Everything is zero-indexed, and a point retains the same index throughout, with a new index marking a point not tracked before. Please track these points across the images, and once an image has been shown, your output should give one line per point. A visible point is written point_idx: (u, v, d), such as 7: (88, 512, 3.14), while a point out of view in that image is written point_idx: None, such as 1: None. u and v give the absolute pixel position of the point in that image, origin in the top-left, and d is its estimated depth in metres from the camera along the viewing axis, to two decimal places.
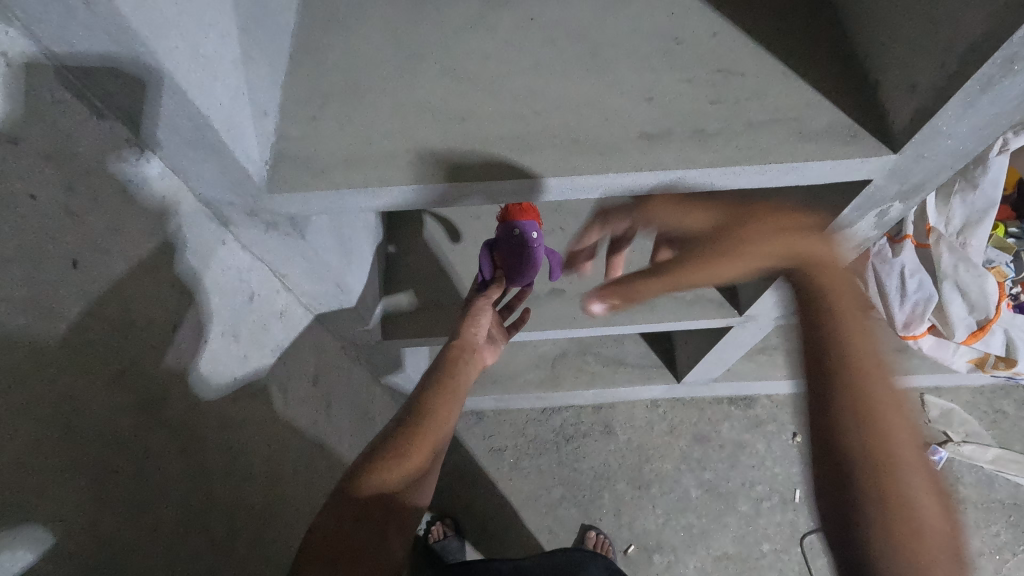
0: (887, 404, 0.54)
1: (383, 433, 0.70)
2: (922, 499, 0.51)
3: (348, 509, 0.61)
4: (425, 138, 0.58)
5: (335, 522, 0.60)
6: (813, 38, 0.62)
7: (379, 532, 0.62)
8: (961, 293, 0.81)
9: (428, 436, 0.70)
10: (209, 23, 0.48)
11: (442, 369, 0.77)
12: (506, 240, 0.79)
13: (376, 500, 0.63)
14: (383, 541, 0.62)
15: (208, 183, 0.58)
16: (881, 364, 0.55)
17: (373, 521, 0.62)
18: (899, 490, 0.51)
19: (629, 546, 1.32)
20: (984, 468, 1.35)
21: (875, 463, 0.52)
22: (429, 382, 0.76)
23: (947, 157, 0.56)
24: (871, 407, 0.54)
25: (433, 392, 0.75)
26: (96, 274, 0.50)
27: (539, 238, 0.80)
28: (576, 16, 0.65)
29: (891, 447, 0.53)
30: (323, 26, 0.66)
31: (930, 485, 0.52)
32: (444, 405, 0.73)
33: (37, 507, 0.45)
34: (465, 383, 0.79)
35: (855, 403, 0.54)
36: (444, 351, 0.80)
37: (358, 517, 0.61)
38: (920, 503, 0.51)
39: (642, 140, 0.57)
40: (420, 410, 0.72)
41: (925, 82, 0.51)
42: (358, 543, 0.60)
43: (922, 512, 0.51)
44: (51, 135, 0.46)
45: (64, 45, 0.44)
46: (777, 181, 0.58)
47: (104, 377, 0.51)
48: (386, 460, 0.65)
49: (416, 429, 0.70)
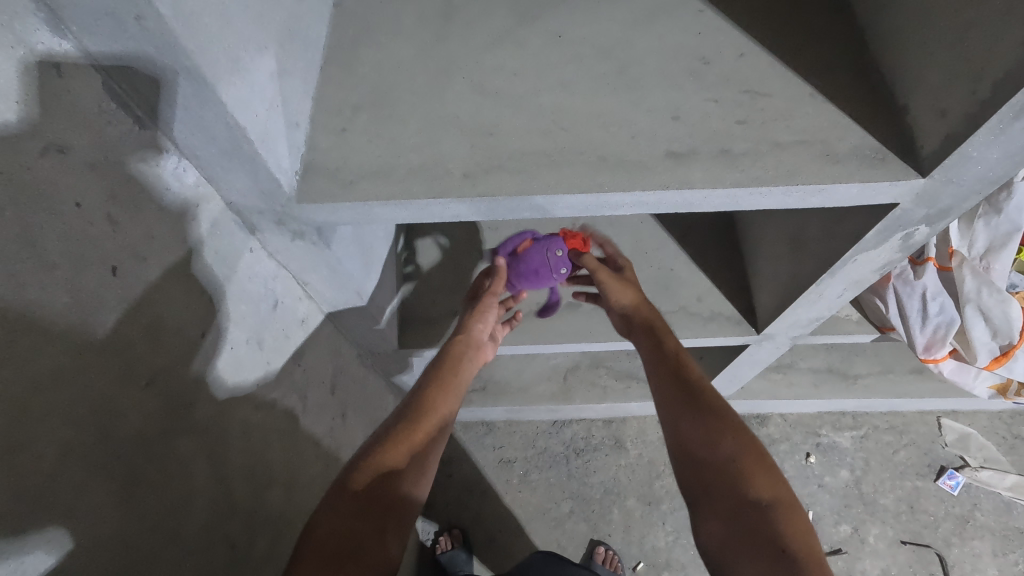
0: (726, 417, 0.64)
1: (381, 431, 0.68)
2: (756, 478, 0.59)
3: (347, 503, 0.58)
4: (452, 152, 0.59)
5: (335, 517, 0.57)
6: (840, 60, 0.62)
7: (379, 529, 0.58)
8: (984, 318, 0.80)
9: (425, 430, 0.68)
10: (248, 36, 0.49)
11: (443, 367, 0.77)
12: (546, 246, 0.78)
13: (378, 493, 0.60)
14: (382, 542, 0.57)
15: (240, 192, 0.60)
16: (711, 388, 0.67)
17: (375, 518, 0.58)
18: (733, 473, 0.59)
19: (638, 563, 1.31)
20: (1002, 494, 1.33)
21: (723, 455, 0.61)
22: (429, 380, 0.75)
23: (976, 182, 0.56)
24: (718, 415, 0.64)
25: (434, 392, 0.73)
26: (132, 280, 0.51)
27: (563, 275, 0.80)
28: (603, 33, 0.66)
29: (721, 441, 0.62)
30: (354, 39, 0.67)
31: (763, 465, 0.60)
32: (441, 405, 0.72)
33: (72, 509, 0.46)
34: (464, 384, 0.78)
35: (680, 420, 0.65)
36: (450, 348, 0.79)
37: (358, 512, 0.58)
38: (755, 481, 0.58)
39: (668, 158, 0.57)
40: (422, 408, 0.70)
41: (955, 108, 0.51)
42: (360, 539, 0.56)
43: (759, 490, 0.58)
44: (96, 143, 0.47)
45: (113, 54, 0.45)
46: (803, 203, 0.59)
47: (135, 383, 0.51)
48: (384, 453, 0.64)
49: (415, 427, 0.68)
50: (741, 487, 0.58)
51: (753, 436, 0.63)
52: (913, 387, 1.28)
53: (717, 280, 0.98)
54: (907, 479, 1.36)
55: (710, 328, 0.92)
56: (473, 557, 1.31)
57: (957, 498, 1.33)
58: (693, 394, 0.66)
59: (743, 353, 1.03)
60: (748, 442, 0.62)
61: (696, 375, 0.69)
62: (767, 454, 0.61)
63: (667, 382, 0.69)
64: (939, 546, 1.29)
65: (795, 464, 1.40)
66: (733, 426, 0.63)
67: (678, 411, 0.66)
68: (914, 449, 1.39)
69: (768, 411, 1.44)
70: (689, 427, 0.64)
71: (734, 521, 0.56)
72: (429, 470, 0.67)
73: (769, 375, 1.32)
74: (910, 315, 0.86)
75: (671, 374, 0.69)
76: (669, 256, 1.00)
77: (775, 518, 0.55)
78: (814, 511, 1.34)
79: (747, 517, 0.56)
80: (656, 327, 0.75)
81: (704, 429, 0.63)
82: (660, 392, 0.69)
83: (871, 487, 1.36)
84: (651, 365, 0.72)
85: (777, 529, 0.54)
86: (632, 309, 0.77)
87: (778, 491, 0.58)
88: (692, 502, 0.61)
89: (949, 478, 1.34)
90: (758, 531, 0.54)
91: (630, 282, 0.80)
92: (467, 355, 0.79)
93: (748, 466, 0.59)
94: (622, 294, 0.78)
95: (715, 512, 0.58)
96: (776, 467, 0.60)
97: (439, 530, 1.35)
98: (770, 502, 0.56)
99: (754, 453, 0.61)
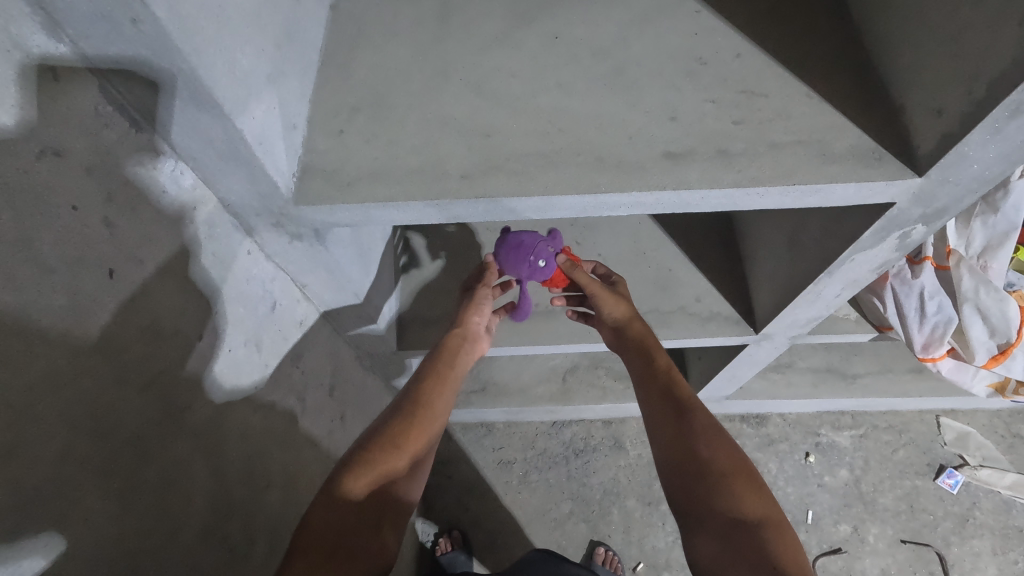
0: (717, 436, 0.64)
1: (378, 420, 0.68)
2: (746, 497, 0.59)
3: (345, 507, 0.57)
4: (449, 153, 0.59)
5: (330, 512, 0.57)
6: (837, 60, 0.62)
7: (375, 524, 0.58)
8: (981, 316, 0.80)
9: (424, 429, 0.67)
10: (244, 39, 0.49)
11: (440, 359, 0.76)
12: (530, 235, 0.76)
13: (373, 485, 0.60)
14: (379, 536, 0.58)
15: (238, 195, 0.59)
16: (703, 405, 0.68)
17: (370, 512, 0.59)
18: (724, 491, 0.59)
19: (638, 563, 1.31)
20: (1001, 493, 1.33)
21: (715, 472, 0.61)
22: (426, 370, 0.75)
23: (972, 182, 0.56)
24: (708, 433, 0.64)
25: (431, 379, 0.73)
26: (129, 283, 0.51)
27: (541, 268, 0.75)
28: (600, 34, 0.66)
29: (712, 460, 0.62)
30: (351, 41, 0.67)
31: (753, 484, 0.60)
32: (438, 393, 0.72)
33: (68, 513, 0.45)
34: (461, 374, 0.78)
35: (673, 434, 0.65)
36: (447, 340, 0.79)
37: (354, 505, 0.58)
38: (745, 500, 0.58)
39: (665, 159, 0.57)
40: (419, 396, 0.70)
41: (952, 107, 0.51)
42: (355, 532, 0.56)
43: (750, 508, 0.58)
44: (93, 147, 0.47)
45: (109, 58, 0.45)
46: (800, 203, 0.59)
47: (132, 386, 0.51)
48: (381, 451, 0.63)
49: (412, 415, 0.67)
50: (731, 506, 0.58)
51: (744, 456, 0.63)
52: (912, 387, 1.28)
53: (715, 280, 0.98)
54: (907, 478, 1.36)
55: (709, 328, 0.92)
56: (473, 558, 1.31)
57: (957, 496, 1.33)
58: (684, 413, 0.67)
59: (742, 353, 1.03)
60: (738, 461, 0.62)
61: (688, 392, 0.69)
62: (758, 474, 0.61)
63: (658, 399, 0.69)
64: (939, 545, 1.29)
65: (795, 463, 1.40)
66: (724, 445, 0.63)
67: (670, 428, 0.66)
68: (913, 448, 1.39)
69: (767, 411, 1.44)
70: (681, 443, 0.64)
71: (726, 539, 0.56)
72: (423, 468, 0.67)
73: (768, 375, 1.32)
74: (908, 314, 0.85)
75: (661, 392, 0.70)
76: (667, 257, 1.00)
77: (766, 536, 0.55)
78: (814, 511, 1.34)
79: (738, 535, 0.56)
80: (648, 343, 0.76)
81: (694, 448, 0.63)
82: (651, 408, 0.69)
83: (871, 486, 1.36)
84: (641, 383, 0.72)
85: (768, 547, 0.54)
86: (624, 322, 0.78)
87: (768, 510, 0.58)
88: (684, 519, 0.61)
89: (949, 477, 1.34)
90: (750, 548, 0.54)
91: (623, 296, 0.80)
92: (464, 348, 0.79)
93: (739, 485, 0.60)
94: (614, 306, 0.78)
95: (708, 527, 0.58)
96: (767, 486, 0.60)
97: (439, 532, 1.35)
98: (760, 521, 0.56)
99: (744, 473, 0.61)
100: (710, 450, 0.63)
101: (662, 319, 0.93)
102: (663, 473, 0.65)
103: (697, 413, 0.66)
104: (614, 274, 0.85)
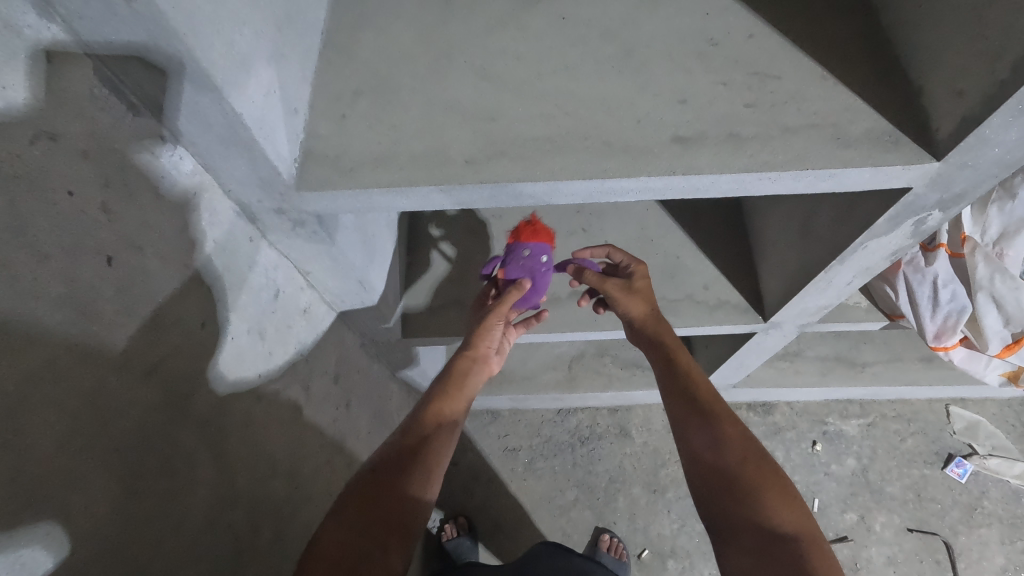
0: (746, 443, 0.63)
1: (386, 443, 0.67)
2: (779, 509, 0.57)
3: (354, 528, 0.57)
4: (454, 138, 0.57)
5: (339, 537, 0.56)
6: (854, 41, 0.60)
7: (382, 544, 0.57)
8: (997, 305, 0.78)
9: (432, 449, 0.67)
10: (242, 20, 0.47)
11: (448, 380, 0.76)
12: (516, 260, 0.76)
13: (379, 507, 0.59)
14: (384, 554, 0.56)
15: (240, 181, 0.59)
16: (729, 410, 0.66)
17: (378, 534, 0.58)
18: (755, 504, 0.58)
19: (642, 550, 1.30)
20: (1010, 482, 1.32)
21: (745, 484, 0.60)
22: (434, 392, 0.74)
23: (992, 166, 0.54)
24: (736, 441, 0.63)
25: (438, 403, 0.73)
26: (129, 271, 0.50)
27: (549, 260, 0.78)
28: (610, 14, 0.64)
29: (741, 473, 0.60)
30: (354, 23, 0.65)
31: (786, 495, 0.59)
32: (442, 414, 0.71)
33: (69, 503, 0.45)
34: (469, 398, 0.78)
35: (699, 445, 0.64)
36: (455, 361, 0.78)
37: (362, 527, 0.57)
38: (778, 513, 0.57)
39: (675, 144, 0.56)
40: (425, 416, 0.71)
41: (972, 89, 0.49)
42: (361, 552, 0.55)
43: (783, 522, 0.56)
44: (89, 133, 0.47)
45: (102, 40, 0.44)
46: (813, 188, 0.57)
47: (134, 375, 0.51)
48: (389, 474, 0.62)
49: (418, 439, 0.67)
50: (764, 518, 0.57)
51: (775, 465, 0.61)
52: (922, 375, 1.27)
53: (724, 267, 0.97)
54: (915, 467, 1.35)
55: (717, 316, 0.91)
56: (479, 545, 1.31)
57: (965, 486, 1.32)
58: (710, 421, 0.65)
59: (749, 342, 1.02)
60: (770, 473, 0.60)
61: (715, 396, 0.68)
62: (791, 486, 0.60)
63: (680, 405, 0.68)
64: (946, 534, 1.28)
65: (801, 452, 1.39)
66: (751, 455, 0.62)
67: (696, 437, 0.65)
68: (922, 437, 1.38)
69: (775, 400, 1.43)
70: (710, 454, 0.63)
71: (759, 553, 0.55)
72: (437, 472, 0.66)
73: (776, 363, 1.31)
74: (921, 302, 0.83)
75: (683, 395, 0.68)
76: (674, 244, 0.99)
77: (803, 551, 0.54)
78: (820, 499, 1.33)
79: (773, 550, 0.55)
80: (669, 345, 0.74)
81: (722, 458, 0.62)
82: (674, 413, 0.68)
83: (878, 475, 1.35)
84: (666, 395, 0.70)
85: (805, 563, 0.53)
86: (641, 322, 0.77)
87: (801, 523, 0.57)
88: (715, 533, 0.60)
89: (957, 466, 1.33)
90: (786, 562, 0.53)
91: (638, 292, 0.78)
92: (473, 367, 0.78)
93: (770, 497, 0.58)
94: (631, 305, 0.78)
95: (743, 542, 0.56)
96: (800, 498, 0.59)
97: (444, 518, 1.34)
98: (795, 536, 0.55)
99: (775, 483, 0.60)
100: (743, 459, 0.61)
101: (669, 307, 0.92)
102: (693, 490, 0.64)
103: (723, 423, 0.64)
104: (629, 261, 0.82)
